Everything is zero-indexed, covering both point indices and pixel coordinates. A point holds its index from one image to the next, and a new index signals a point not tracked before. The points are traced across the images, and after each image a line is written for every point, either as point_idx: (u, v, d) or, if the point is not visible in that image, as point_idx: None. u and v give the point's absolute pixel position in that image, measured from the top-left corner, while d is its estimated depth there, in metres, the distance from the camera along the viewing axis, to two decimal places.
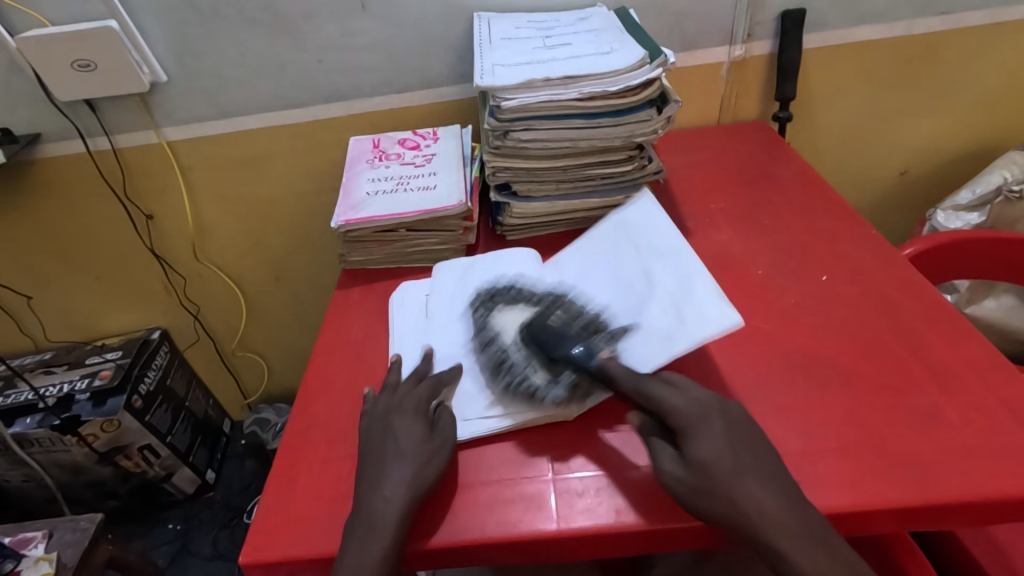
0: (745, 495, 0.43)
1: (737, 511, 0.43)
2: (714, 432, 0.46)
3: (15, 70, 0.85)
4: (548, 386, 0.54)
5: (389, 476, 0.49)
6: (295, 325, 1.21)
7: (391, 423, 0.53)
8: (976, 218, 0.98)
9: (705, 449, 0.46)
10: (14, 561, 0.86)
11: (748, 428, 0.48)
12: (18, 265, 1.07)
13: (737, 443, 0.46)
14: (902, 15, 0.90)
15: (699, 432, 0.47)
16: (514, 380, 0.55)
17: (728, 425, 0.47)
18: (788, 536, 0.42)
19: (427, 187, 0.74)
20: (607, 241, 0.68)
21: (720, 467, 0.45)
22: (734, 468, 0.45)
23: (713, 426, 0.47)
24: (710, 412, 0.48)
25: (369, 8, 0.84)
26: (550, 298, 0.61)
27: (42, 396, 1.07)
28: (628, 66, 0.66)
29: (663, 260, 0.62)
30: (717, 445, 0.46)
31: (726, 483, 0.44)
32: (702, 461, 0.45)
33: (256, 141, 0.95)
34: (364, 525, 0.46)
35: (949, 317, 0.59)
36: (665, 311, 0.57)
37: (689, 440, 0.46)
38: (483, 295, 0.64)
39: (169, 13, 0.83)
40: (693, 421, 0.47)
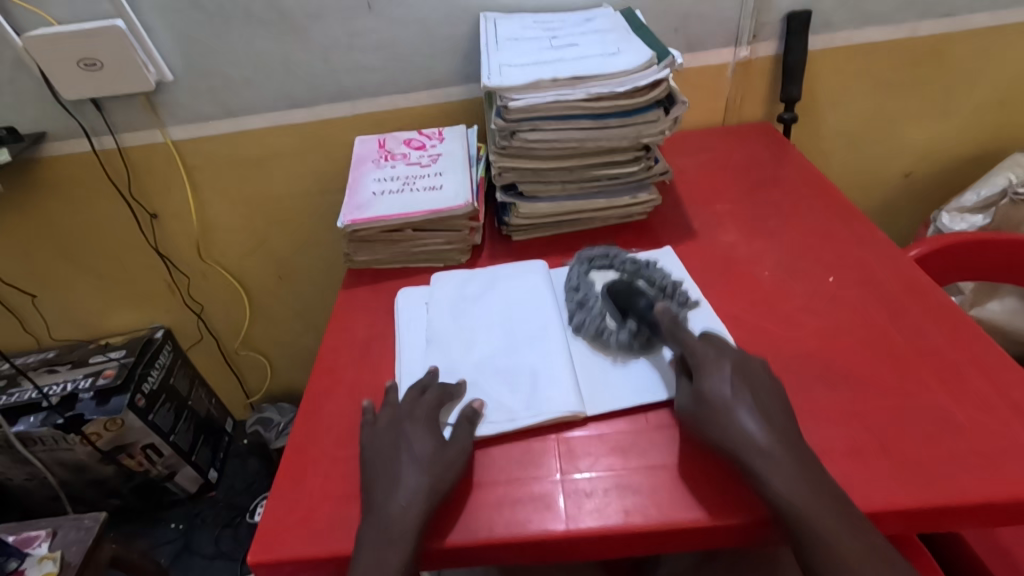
0: (733, 423, 0.48)
1: (733, 438, 0.48)
2: (722, 371, 0.51)
3: (21, 68, 0.85)
4: (617, 330, 0.61)
5: (405, 483, 0.49)
6: (299, 325, 1.21)
7: (402, 432, 0.53)
8: (981, 220, 0.98)
9: (715, 387, 0.50)
10: (18, 561, 0.87)
11: (754, 371, 0.52)
12: (22, 263, 1.07)
13: (743, 384, 0.51)
14: (907, 17, 0.90)
15: (710, 371, 0.51)
16: (587, 319, 0.62)
17: (738, 367, 0.52)
18: (765, 462, 0.46)
19: (434, 187, 0.74)
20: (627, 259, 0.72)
21: (722, 408, 0.49)
22: (730, 404, 0.49)
23: (723, 364, 0.52)
24: (724, 356, 0.53)
25: (375, 8, 0.84)
26: (635, 267, 0.67)
27: (45, 395, 1.07)
28: (635, 66, 0.66)
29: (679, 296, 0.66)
30: (724, 384, 0.50)
31: (725, 416, 0.49)
32: (709, 398, 0.50)
33: (261, 141, 0.95)
34: (383, 531, 0.46)
35: (956, 319, 0.59)
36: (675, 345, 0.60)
37: (700, 375, 0.52)
38: (582, 256, 0.70)
39: (175, 12, 0.83)
40: (707, 361, 0.52)
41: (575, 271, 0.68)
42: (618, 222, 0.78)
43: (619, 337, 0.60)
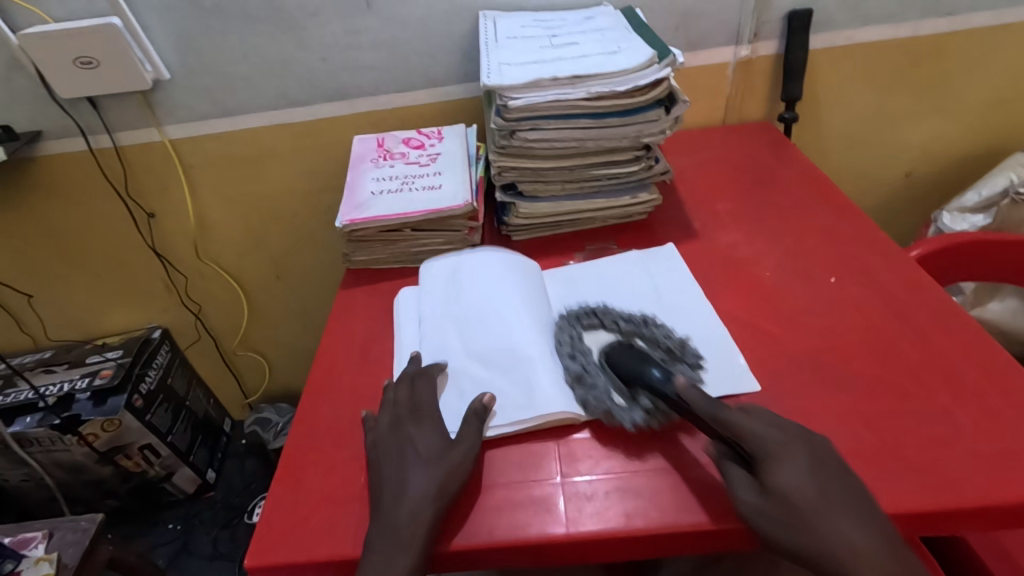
0: (833, 531, 0.42)
1: (827, 546, 0.42)
2: (796, 461, 0.45)
3: (17, 67, 0.85)
4: (629, 408, 0.53)
5: (413, 482, 0.49)
6: (298, 325, 1.21)
7: (406, 431, 0.53)
8: (982, 220, 0.98)
9: (790, 478, 0.44)
10: (14, 562, 0.85)
11: (823, 453, 0.46)
12: (18, 263, 1.07)
13: (819, 475, 0.45)
14: (908, 16, 0.90)
15: (781, 460, 0.45)
16: (593, 396, 0.54)
17: (809, 452, 0.46)
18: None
19: (432, 186, 0.73)
20: (618, 269, 0.70)
21: (802, 504, 0.43)
22: (816, 500, 0.43)
23: (793, 452, 0.46)
24: (793, 439, 0.47)
25: (374, 6, 0.84)
26: (629, 326, 0.61)
27: (42, 395, 1.07)
28: (636, 65, 0.65)
29: (682, 304, 0.64)
30: (802, 477, 0.44)
31: (820, 520, 0.43)
32: (785, 493, 0.44)
33: (258, 140, 0.95)
34: (391, 536, 0.46)
35: (958, 320, 0.59)
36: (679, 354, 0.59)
37: (770, 467, 0.45)
38: (567, 315, 0.63)
39: (171, 10, 0.82)
40: (774, 448, 0.46)
41: (566, 333, 0.61)
42: (618, 221, 0.78)
43: (634, 420, 0.52)
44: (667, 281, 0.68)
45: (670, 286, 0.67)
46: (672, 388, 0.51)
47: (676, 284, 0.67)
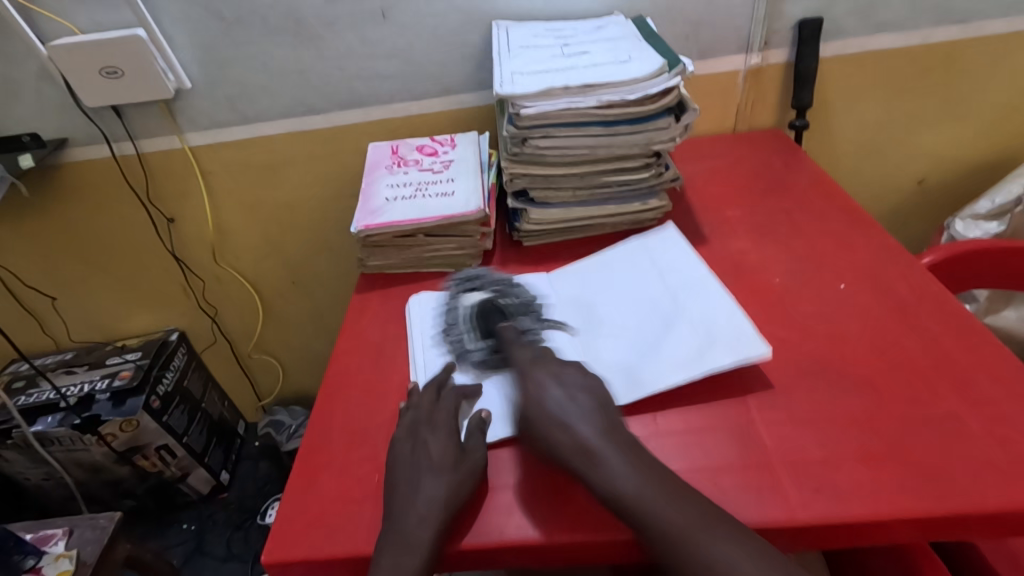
0: (563, 429, 0.51)
1: (556, 438, 0.51)
2: (543, 384, 0.54)
3: (46, 77, 0.88)
4: (476, 348, 0.63)
5: (425, 488, 0.49)
6: (311, 328, 1.23)
7: (421, 438, 0.54)
8: (995, 228, 0.97)
9: (551, 403, 0.53)
10: (36, 559, 0.87)
11: (572, 376, 0.55)
12: (41, 267, 1.09)
13: (569, 391, 0.54)
14: (919, 24, 0.90)
15: (530, 381, 0.55)
16: (453, 340, 0.65)
17: (557, 377, 0.55)
18: (591, 459, 0.49)
19: (446, 193, 0.75)
20: (624, 259, 0.72)
21: (548, 415, 0.52)
22: (559, 411, 0.52)
23: (542, 378, 0.55)
24: (543, 369, 0.56)
25: (389, 17, 0.86)
26: (500, 287, 0.70)
27: (64, 396, 1.09)
28: (646, 74, 0.66)
29: (689, 286, 0.66)
30: (547, 396, 0.53)
31: (544, 422, 0.52)
32: (531, 414, 0.53)
33: (276, 146, 0.97)
34: (399, 539, 0.47)
35: (970, 326, 0.59)
36: (694, 332, 0.60)
37: (524, 389, 0.55)
38: (458, 277, 0.73)
39: (193, 21, 0.85)
40: (526, 372, 0.56)
41: (449, 292, 0.71)
42: (628, 227, 0.79)
43: (474, 355, 0.62)
44: (674, 266, 0.69)
45: (678, 271, 0.68)
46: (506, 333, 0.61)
47: (684, 265, 0.68)
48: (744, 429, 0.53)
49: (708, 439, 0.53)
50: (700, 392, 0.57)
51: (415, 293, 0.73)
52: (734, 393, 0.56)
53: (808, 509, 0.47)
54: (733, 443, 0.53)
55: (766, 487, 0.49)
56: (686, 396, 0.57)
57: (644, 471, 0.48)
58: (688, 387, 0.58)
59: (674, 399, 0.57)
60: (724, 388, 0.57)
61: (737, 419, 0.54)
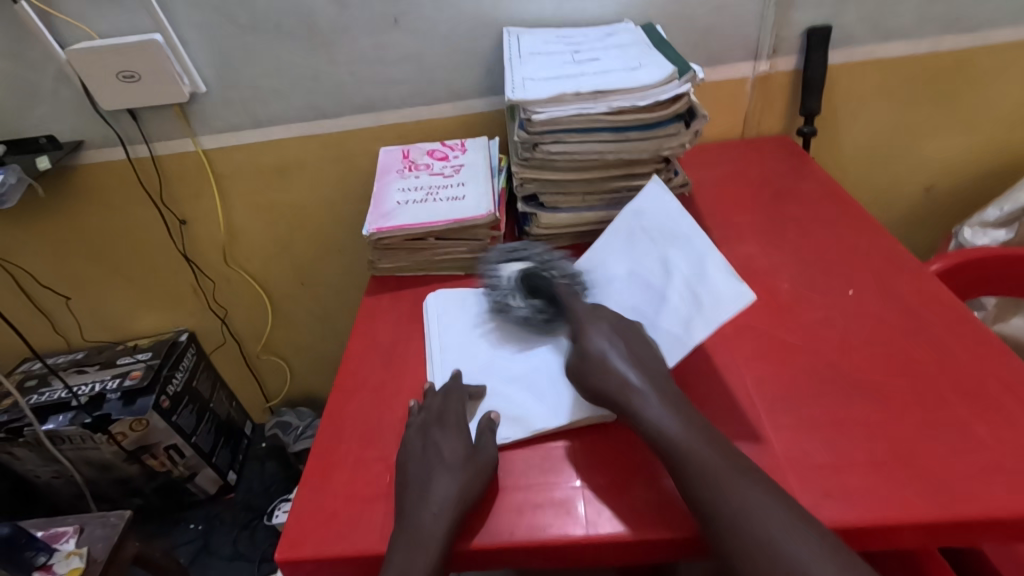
0: (609, 371, 0.52)
1: (607, 382, 0.52)
2: (600, 329, 0.55)
3: (64, 80, 0.89)
4: (520, 306, 0.64)
5: (437, 486, 0.50)
6: (320, 329, 1.24)
7: (432, 436, 0.54)
8: (1004, 235, 0.98)
9: (603, 348, 0.54)
10: (47, 556, 0.88)
11: (627, 329, 0.56)
12: (55, 267, 1.11)
13: (618, 337, 0.55)
14: (928, 32, 0.90)
15: (591, 327, 0.56)
16: (496, 298, 0.66)
17: (615, 327, 0.56)
18: (638, 398, 0.50)
19: (456, 197, 0.75)
20: (621, 235, 0.68)
21: (597, 362, 0.53)
22: (605, 356, 0.53)
23: (601, 325, 0.55)
24: (602, 320, 0.56)
25: (401, 23, 0.87)
26: (546, 258, 0.68)
27: (75, 394, 1.10)
28: (657, 81, 0.67)
29: (678, 247, 0.62)
30: (602, 340, 0.54)
31: (598, 364, 0.53)
32: (588, 355, 0.54)
33: (288, 150, 0.98)
34: (412, 535, 0.48)
35: (979, 334, 0.59)
36: (683, 297, 0.58)
37: (583, 335, 0.55)
38: (503, 246, 0.71)
39: (209, 26, 0.86)
40: (583, 320, 0.57)
41: (494, 257, 0.70)
42: None
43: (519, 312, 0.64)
44: (662, 225, 0.64)
45: (666, 230, 0.64)
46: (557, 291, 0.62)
47: (668, 219, 0.64)
48: (752, 434, 0.54)
49: None
50: (708, 396, 0.58)
51: (428, 294, 0.74)
52: (740, 397, 0.57)
53: (817, 513, 0.47)
54: (741, 446, 0.53)
55: None
56: (693, 399, 0.57)
57: (680, 412, 0.49)
58: (696, 390, 0.58)
59: None
60: (733, 393, 0.57)
61: (746, 423, 0.55)
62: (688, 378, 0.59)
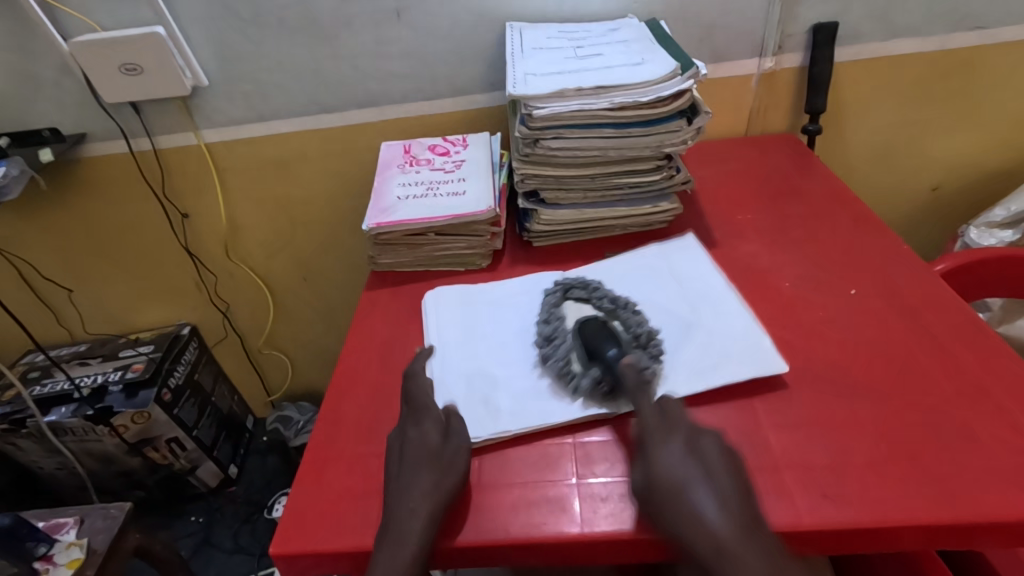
0: (688, 507, 0.44)
1: (686, 523, 0.44)
2: (673, 446, 0.48)
3: (67, 72, 0.89)
4: (582, 374, 0.56)
5: (412, 485, 0.50)
6: (321, 324, 1.24)
7: (408, 435, 0.54)
8: (1010, 236, 0.96)
9: (667, 462, 0.47)
10: (47, 546, 0.89)
11: (709, 446, 0.47)
12: (58, 260, 1.11)
13: (694, 460, 0.47)
14: (936, 30, 0.89)
15: (661, 445, 0.48)
16: (553, 357, 0.59)
17: (689, 440, 0.48)
18: (724, 552, 0.42)
19: (457, 192, 0.75)
20: (640, 267, 0.71)
21: (672, 488, 0.45)
22: (682, 483, 0.45)
23: (675, 442, 0.48)
24: (676, 431, 0.49)
25: (404, 17, 0.86)
26: (611, 308, 0.63)
27: (77, 386, 1.11)
28: (659, 76, 0.66)
29: (705, 298, 0.66)
30: (676, 460, 0.47)
31: (679, 497, 0.45)
32: (658, 484, 0.46)
33: (290, 144, 0.98)
34: (390, 534, 0.47)
35: (982, 335, 0.58)
36: (705, 341, 0.60)
37: (653, 452, 0.48)
38: (561, 285, 0.67)
39: (211, 20, 0.86)
40: (654, 433, 0.49)
41: (551, 300, 0.65)
42: (638, 230, 0.79)
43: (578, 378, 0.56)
44: (692, 277, 0.69)
45: (694, 283, 0.68)
46: (619, 364, 0.54)
47: (698, 275, 0.69)
48: (750, 432, 0.53)
49: None
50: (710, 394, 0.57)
51: (427, 290, 0.74)
52: (737, 395, 0.57)
53: (814, 514, 0.47)
54: (740, 445, 0.53)
55: (771, 491, 0.49)
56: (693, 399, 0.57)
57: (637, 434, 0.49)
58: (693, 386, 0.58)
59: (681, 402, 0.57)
60: (731, 391, 0.57)
61: (745, 421, 0.54)
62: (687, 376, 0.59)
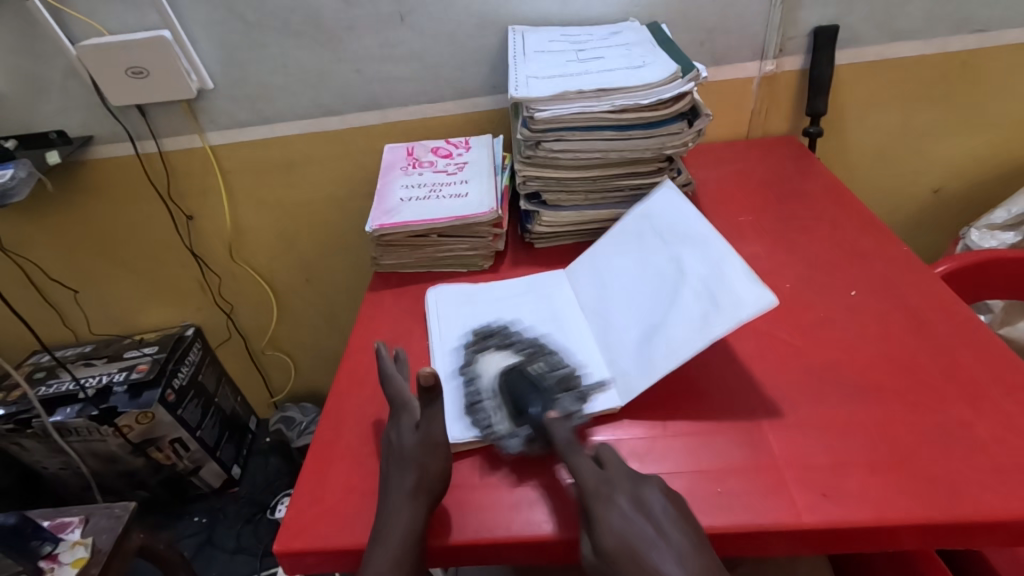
0: (646, 574, 0.42)
1: None
2: (619, 507, 0.45)
3: (74, 75, 0.90)
4: (510, 434, 0.54)
5: (399, 484, 0.50)
6: (325, 325, 1.24)
7: (391, 435, 0.55)
8: (1011, 238, 0.97)
9: (613, 525, 0.44)
10: (52, 545, 0.89)
11: (653, 500, 0.46)
12: (63, 261, 1.12)
13: (642, 519, 0.45)
14: (937, 32, 0.90)
15: (605, 507, 0.45)
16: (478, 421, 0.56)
17: (635, 500, 0.46)
18: None
19: (459, 194, 0.76)
20: (631, 235, 0.70)
21: (628, 552, 0.43)
22: (635, 546, 0.43)
23: (615, 502, 0.46)
24: (617, 489, 0.47)
25: (407, 21, 0.87)
26: (530, 353, 0.62)
27: (82, 386, 1.12)
28: (660, 79, 0.67)
29: (689, 246, 0.62)
30: (624, 522, 0.44)
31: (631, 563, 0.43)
32: (608, 552, 0.44)
33: (293, 146, 0.99)
34: (380, 531, 0.48)
35: (983, 336, 0.59)
36: (697, 298, 0.57)
37: (595, 518, 0.45)
38: (476, 335, 0.66)
39: (217, 23, 0.87)
40: (597, 498, 0.46)
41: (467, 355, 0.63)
42: None
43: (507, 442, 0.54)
44: (675, 226, 0.66)
45: (679, 231, 0.65)
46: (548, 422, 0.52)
47: (680, 223, 0.65)
48: (749, 432, 0.54)
49: (713, 442, 0.53)
50: (711, 394, 0.58)
51: (430, 290, 0.75)
52: (737, 394, 0.57)
53: (814, 513, 0.47)
54: (740, 445, 0.53)
55: (770, 490, 0.49)
56: (692, 400, 0.57)
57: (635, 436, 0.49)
58: (695, 387, 0.58)
59: (680, 401, 0.57)
60: (733, 392, 0.57)
61: (743, 421, 0.55)
62: (688, 376, 0.59)
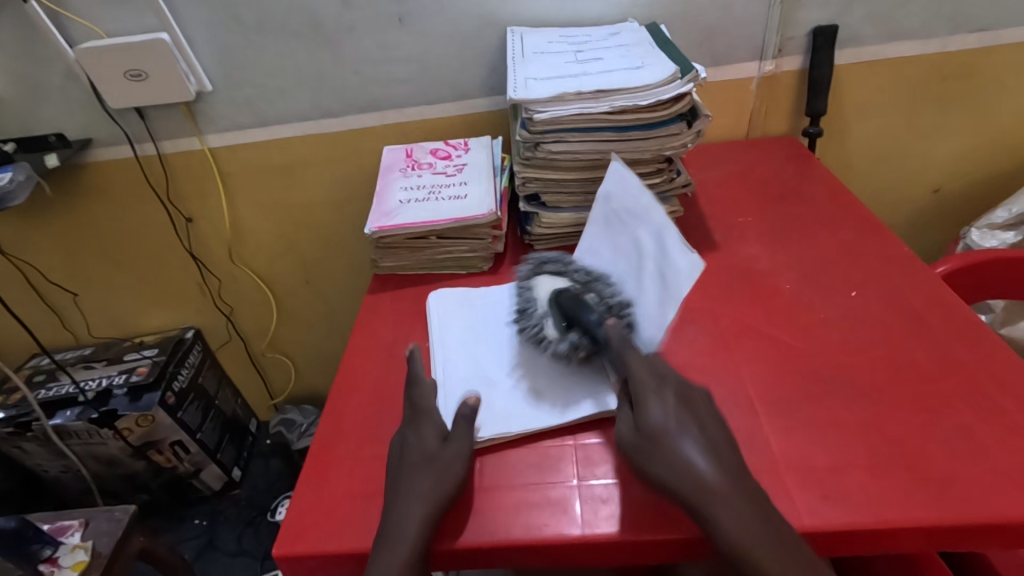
0: (679, 455, 0.46)
1: (673, 475, 0.46)
2: (665, 403, 0.49)
3: (73, 78, 0.90)
4: (559, 340, 0.58)
5: (399, 489, 0.50)
6: (326, 327, 1.24)
7: (408, 440, 0.54)
8: (1012, 237, 0.96)
9: (653, 417, 0.49)
10: (52, 549, 0.89)
11: (702, 407, 0.50)
12: (62, 263, 1.12)
13: (685, 413, 0.49)
14: (936, 32, 0.89)
15: (653, 399, 0.50)
16: (530, 327, 0.61)
17: (682, 399, 0.50)
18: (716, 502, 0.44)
19: (458, 196, 0.76)
20: (598, 225, 0.66)
21: (654, 440, 0.48)
22: (673, 438, 0.47)
23: (664, 395, 0.50)
24: (665, 387, 0.50)
25: (406, 22, 0.87)
26: (586, 279, 0.61)
27: (82, 389, 1.12)
28: (659, 80, 0.66)
29: (639, 223, 0.60)
30: (666, 415, 0.49)
31: (669, 449, 0.47)
32: (649, 428, 0.48)
33: (291, 148, 0.98)
34: (382, 536, 0.48)
35: (983, 337, 0.59)
36: (649, 279, 0.57)
37: (646, 409, 0.49)
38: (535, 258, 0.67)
39: (215, 25, 0.87)
40: (649, 391, 0.50)
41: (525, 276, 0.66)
42: None
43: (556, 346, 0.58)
44: (626, 206, 0.62)
45: (630, 209, 0.62)
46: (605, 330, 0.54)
47: (629, 201, 0.62)
48: (749, 434, 0.53)
49: None
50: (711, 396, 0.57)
51: (429, 292, 0.75)
52: (737, 395, 0.57)
53: (815, 516, 0.47)
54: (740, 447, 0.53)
55: (771, 492, 0.49)
56: None
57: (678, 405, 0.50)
58: None
59: None
60: (733, 394, 0.57)
61: (743, 423, 0.54)
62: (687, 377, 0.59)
